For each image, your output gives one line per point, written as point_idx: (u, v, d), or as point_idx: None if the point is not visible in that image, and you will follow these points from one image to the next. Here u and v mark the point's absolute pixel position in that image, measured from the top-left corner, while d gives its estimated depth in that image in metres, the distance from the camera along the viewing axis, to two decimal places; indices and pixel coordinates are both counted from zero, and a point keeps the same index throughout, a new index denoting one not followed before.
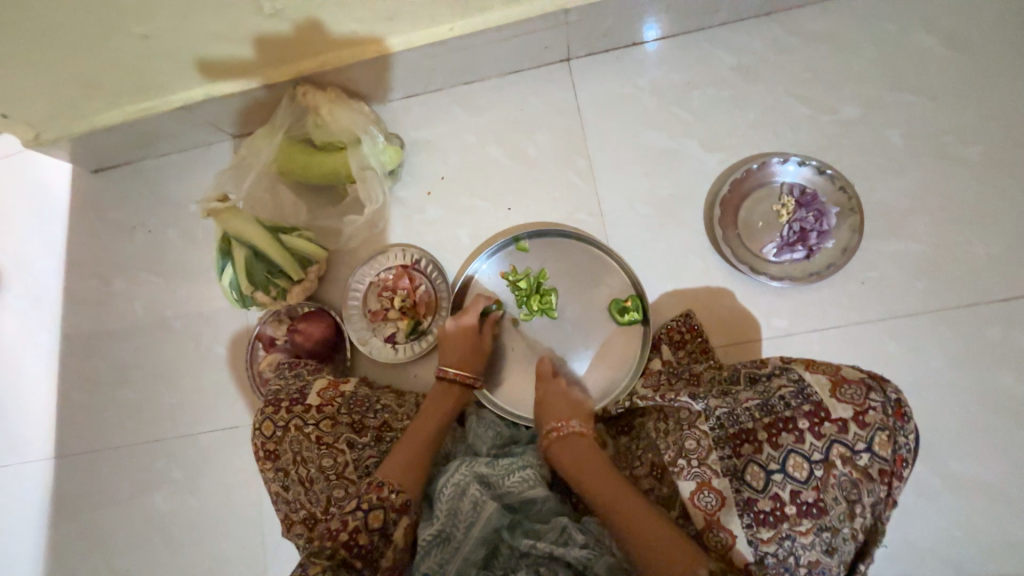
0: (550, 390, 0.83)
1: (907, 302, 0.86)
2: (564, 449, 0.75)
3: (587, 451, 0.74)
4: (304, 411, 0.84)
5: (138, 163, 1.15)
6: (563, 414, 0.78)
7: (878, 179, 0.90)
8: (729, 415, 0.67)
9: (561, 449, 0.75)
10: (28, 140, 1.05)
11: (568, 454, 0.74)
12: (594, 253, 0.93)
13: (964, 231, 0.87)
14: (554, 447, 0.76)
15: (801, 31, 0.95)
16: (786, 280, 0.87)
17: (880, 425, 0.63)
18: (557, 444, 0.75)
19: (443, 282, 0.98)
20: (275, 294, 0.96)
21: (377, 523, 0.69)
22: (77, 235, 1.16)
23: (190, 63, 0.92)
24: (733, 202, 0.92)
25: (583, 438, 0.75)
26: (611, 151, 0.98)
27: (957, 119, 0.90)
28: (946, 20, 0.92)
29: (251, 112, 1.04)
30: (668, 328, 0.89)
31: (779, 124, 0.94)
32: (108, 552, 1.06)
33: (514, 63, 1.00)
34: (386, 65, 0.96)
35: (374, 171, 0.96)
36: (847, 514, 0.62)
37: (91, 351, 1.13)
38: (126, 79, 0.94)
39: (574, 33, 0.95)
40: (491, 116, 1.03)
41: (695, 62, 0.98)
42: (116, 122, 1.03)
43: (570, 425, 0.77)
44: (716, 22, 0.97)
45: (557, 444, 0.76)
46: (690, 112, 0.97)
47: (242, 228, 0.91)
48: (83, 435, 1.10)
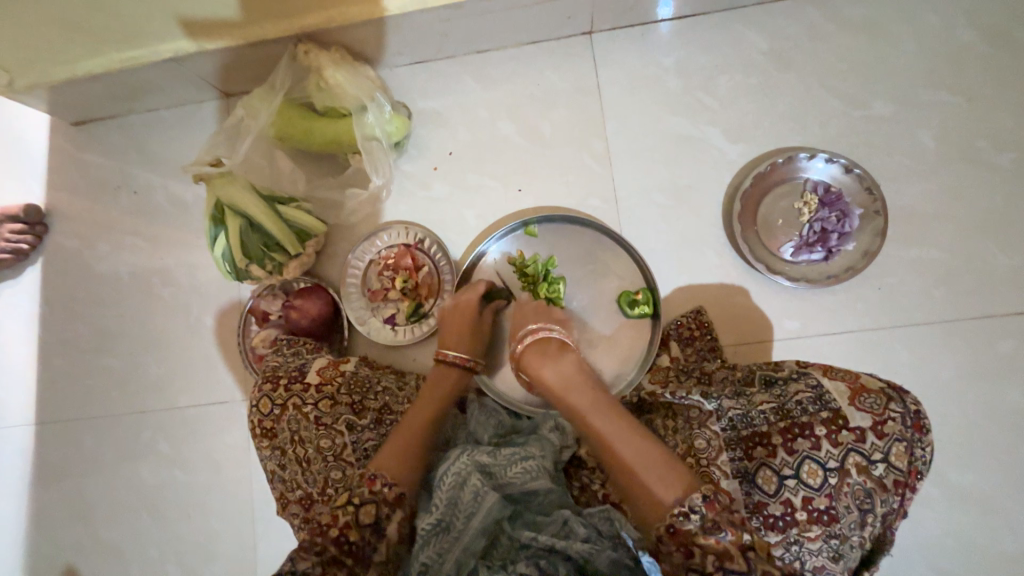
0: (530, 306, 0.84)
1: (923, 310, 0.84)
2: (546, 358, 0.74)
3: (569, 360, 0.74)
4: (303, 390, 0.82)
5: (123, 117, 1.08)
6: (543, 323, 0.79)
7: (905, 182, 0.87)
8: (742, 417, 0.66)
9: (545, 358, 0.74)
10: (2, 86, 0.96)
11: (549, 363, 0.74)
12: (608, 242, 0.89)
13: (987, 241, 0.85)
14: (534, 355, 0.75)
15: (839, 17, 0.90)
16: (802, 282, 0.84)
17: (898, 436, 0.62)
18: (538, 354, 0.75)
19: (446, 262, 0.94)
20: (271, 268, 0.92)
21: (368, 519, 0.67)
22: (56, 191, 1.09)
23: (181, 10, 0.84)
24: (755, 197, 0.88)
25: (566, 347, 0.76)
26: (630, 135, 0.93)
27: (992, 123, 0.87)
28: (992, 16, 0.88)
29: (248, 69, 0.96)
30: (678, 323, 0.86)
31: (809, 117, 0.89)
32: (94, 520, 1.04)
33: (532, 33, 0.94)
34: (397, 26, 0.88)
35: (378, 142, 0.90)
36: (858, 522, 0.61)
37: (73, 316, 1.08)
38: (111, 23, 0.85)
39: (599, 4, 0.88)
40: (506, 90, 0.96)
41: (724, 44, 0.92)
42: (100, 71, 0.94)
43: (553, 332, 0.77)
44: (749, 2, 0.91)
45: (533, 353, 0.75)
46: (717, 99, 0.92)
47: (236, 195, 0.86)
48: (66, 403, 1.07)
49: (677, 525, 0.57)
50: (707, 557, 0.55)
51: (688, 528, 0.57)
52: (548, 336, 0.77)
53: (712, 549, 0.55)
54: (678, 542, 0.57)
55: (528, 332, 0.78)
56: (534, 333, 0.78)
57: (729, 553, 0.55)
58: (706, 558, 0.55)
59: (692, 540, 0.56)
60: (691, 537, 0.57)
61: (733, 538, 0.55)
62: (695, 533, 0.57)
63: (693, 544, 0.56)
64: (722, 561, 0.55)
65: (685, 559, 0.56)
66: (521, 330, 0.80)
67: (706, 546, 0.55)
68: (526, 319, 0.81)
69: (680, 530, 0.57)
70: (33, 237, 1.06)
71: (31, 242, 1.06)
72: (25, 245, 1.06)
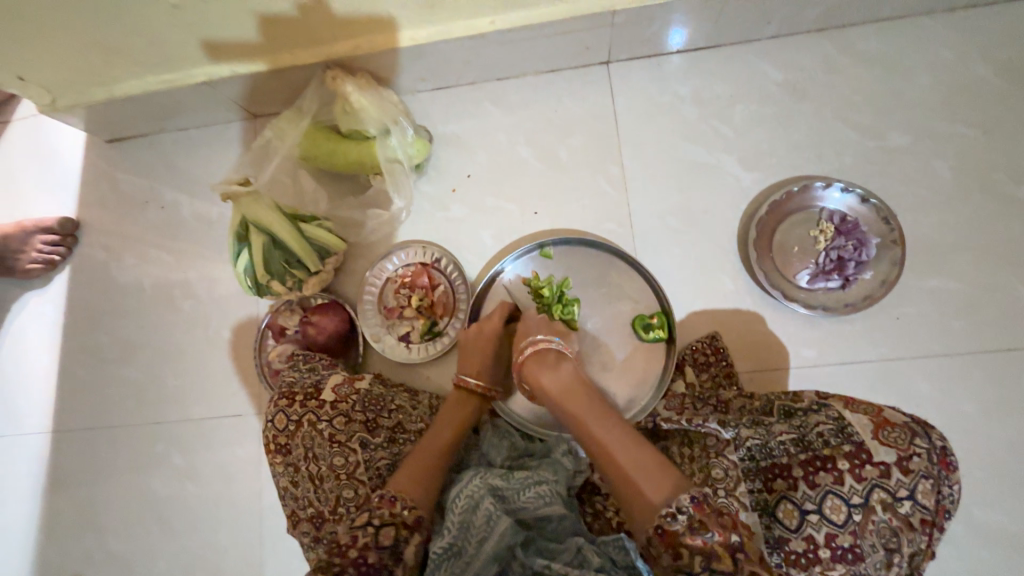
0: (533, 319, 0.83)
1: (943, 341, 0.83)
2: (544, 368, 0.75)
3: (569, 369, 0.75)
4: (318, 407, 0.82)
5: (155, 136, 1.12)
6: (545, 336, 0.78)
7: (922, 212, 0.87)
8: (761, 448, 0.65)
9: (545, 369, 0.74)
10: (43, 105, 1.01)
11: (549, 372, 0.74)
12: (623, 266, 0.90)
13: (1008, 273, 0.84)
14: (532, 365, 0.75)
15: (853, 50, 0.92)
16: (818, 309, 0.84)
17: (925, 473, 0.60)
18: (537, 364, 0.75)
19: (462, 282, 0.94)
20: (291, 284, 0.94)
21: (387, 541, 0.66)
22: (87, 205, 1.13)
23: (219, 39, 0.88)
24: (770, 224, 0.88)
25: (565, 357, 0.76)
26: (646, 161, 0.95)
27: (1010, 156, 0.87)
28: (1006, 51, 0.89)
29: (277, 92, 1.00)
30: (693, 348, 0.86)
31: (823, 146, 0.91)
32: (103, 530, 1.04)
33: (551, 62, 0.97)
34: (422, 54, 0.92)
35: (400, 165, 0.93)
36: (884, 562, 0.60)
37: (96, 325, 1.10)
38: (151, 48, 0.90)
39: (617, 35, 0.91)
40: (525, 115, 0.99)
41: (740, 75, 0.94)
42: (137, 92, 0.99)
43: (553, 343, 0.77)
44: (764, 36, 0.93)
45: (531, 362, 0.76)
46: (732, 127, 0.93)
47: (260, 213, 0.88)
48: (83, 412, 1.08)
49: (665, 526, 0.58)
50: (695, 557, 0.56)
51: (676, 528, 0.58)
52: (547, 348, 0.76)
53: (699, 549, 0.56)
54: (667, 543, 0.58)
55: (528, 342, 0.77)
56: (536, 344, 0.77)
57: (717, 554, 0.56)
58: (694, 558, 0.57)
59: (679, 542, 0.57)
60: (679, 538, 0.58)
61: (721, 539, 0.57)
62: (683, 534, 0.58)
63: (680, 544, 0.57)
64: (709, 561, 0.56)
65: (674, 559, 0.57)
66: (522, 341, 0.79)
67: (694, 547, 0.57)
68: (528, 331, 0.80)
69: (668, 531, 0.58)
70: (65, 247, 1.10)
71: (63, 251, 1.11)
72: (58, 255, 1.10)
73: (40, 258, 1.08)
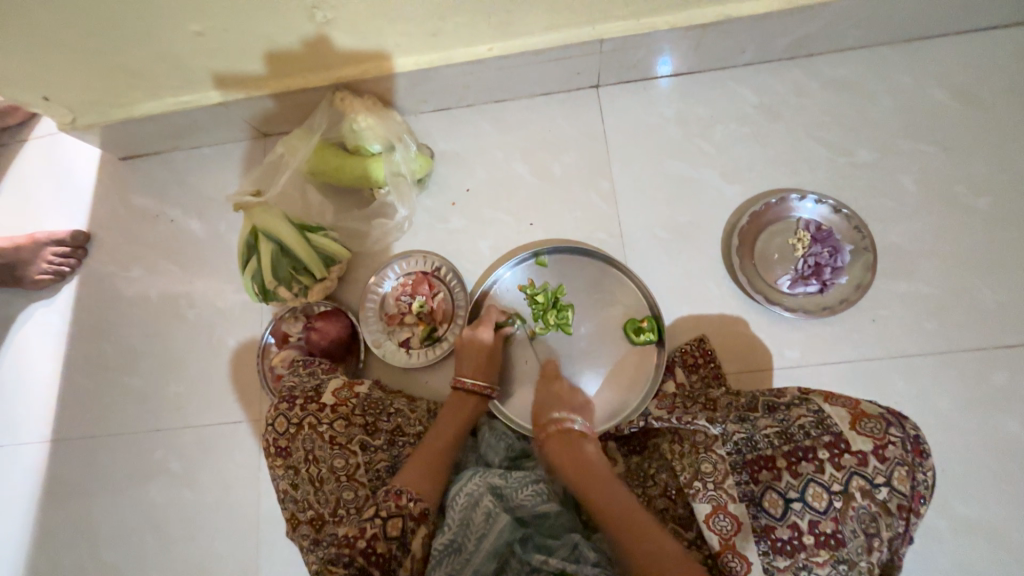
0: (552, 386, 0.88)
1: (917, 341, 0.88)
2: (565, 447, 0.79)
3: (590, 451, 0.78)
4: (318, 410, 0.84)
5: (168, 153, 1.18)
6: (568, 413, 0.83)
7: (891, 222, 0.93)
8: (747, 441, 0.68)
9: (564, 446, 0.79)
10: (64, 124, 1.07)
11: (570, 450, 0.78)
12: (614, 273, 0.95)
13: (973, 277, 0.90)
14: (554, 443, 0.80)
15: (821, 76, 1.00)
16: (799, 313, 0.89)
17: (900, 460, 0.64)
18: (558, 443, 0.79)
19: (461, 290, 0.99)
20: (297, 291, 0.98)
21: (395, 532, 0.70)
22: (99, 219, 1.17)
23: (236, 63, 0.94)
24: (751, 233, 0.94)
25: (586, 438, 0.80)
26: (634, 176, 1.01)
27: (968, 170, 0.94)
28: (960, 78, 0.97)
29: (288, 113, 1.07)
30: (682, 351, 0.90)
31: (797, 162, 0.98)
32: (96, 541, 1.04)
33: (545, 86, 1.04)
34: (425, 79, 0.99)
35: (404, 178, 0.99)
36: (864, 547, 0.63)
37: (101, 334, 1.12)
38: (172, 72, 0.96)
39: (606, 62, 0.99)
40: (521, 135, 1.06)
41: (719, 98, 1.02)
42: (155, 112, 1.05)
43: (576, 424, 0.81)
44: (739, 63, 1.02)
45: (556, 441, 0.80)
46: (713, 145, 1.00)
47: (271, 223, 0.92)
48: (83, 420, 1.09)
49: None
50: None
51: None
52: (569, 427, 0.81)
53: None
54: None
55: (553, 420, 0.82)
56: (559, 423, 0.82)
57: None
58: None
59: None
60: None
61: None
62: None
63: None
64: None
65: None
66: (546, 415, 0.84)
67: None
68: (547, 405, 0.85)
69: None
70: (71, 264, 1.14)
71: (67, 269, 1.13)
72: (60, 271, 1.13)
73: (42, 270, 1.12)
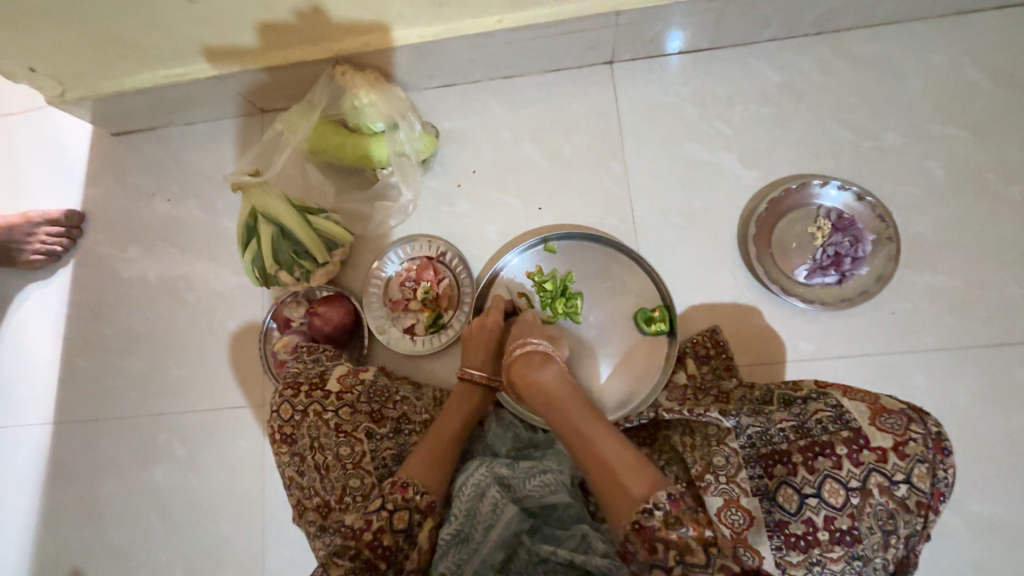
0: (528, 323, 0.86)
1: (936, 335, 0.86)
2: (529, 368, 0.75)
3: (553, 370, 0.75)
4: (323, 397, 0.83)
5: (162, 129, 1.13)
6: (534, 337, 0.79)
7: (916, 211, 0.89)
8: (761, 434, 0.67)
9: (526, 367, 0.75)
10: (53, 97, 1.02)
11: (532, 371, 0.74)
12: (625, 260, 0.92)
13: (998, 269, 0.86)
14: (518, 366, 0.76)
15: (849, 54, 0.95)
16: (816, 304, 0.86)
17: (920, 457, 0.62)
18: (522, 364, 0.76)
19: (467, 276, 0.96)
20: (299, 275, 0.96)
21: (401, 524, 0.68)
22: (93, 197, 1.14)
23: (230, 32, 0.89)
24: (769, 221, 0.91)
25: (551, 358, 0.76)
26: (648, 158, 0.97)
27: (1000, 156, 0.90)
28: (996, 57, 0.92)
29: (285, 87, 1.02)
30: (694, 342, 0.87)
31: (820, 146, 0.93)
32: (103, 521, 1.04)
33: (556, 62, 0.99)
34: (430, 52, 0.94)
35: (408, 159, 0.95)
36: (881, 544, 0.61)
37: (99, 316, 1.10)
38: (162, 41, 0.90)
39: (621, 36, 0.94)
40: (530, 113, 1.01)
41: (740, 76, 0.97)
42: (147, 85, 1.00)
43: (536, 345, 0.78)
44: (762, 39, 0.96)
45: (518, 362, 0.76)
46: (732, 127, 0.96)
47: (271, 204, 0.89)
48: (85, 403, 1.08)
49: (642, 521, 0.58)
50: (669, 551, 0.57)
51: (653, 524, 0.58)
52: (533, 349, 0.77)
53: (674, 543, 0.57)
54: (642, 538, 0.58)
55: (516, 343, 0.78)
56: (523, 346, 0.78)
57: (690, 548, 0.56)
58: (669, 552, 0.57)
59: (654, 536, 0.58)
60: (654, 533, 0.58)
61: (696, 533, 0.57)
62: (658, 529, 0.58)
63: (656, 538, 0.58)
64: (683, 556, 0.56)
65: (650, 555, 0.58)
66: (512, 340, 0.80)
67: (668, 541, 0.57)
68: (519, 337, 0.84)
69: (645, 526, 0.58)
70: (63, 246, 1.10)
71: (58, 250, 1.10)
72: (51, 251, 1.09)
73: (30, 246, 1.08)
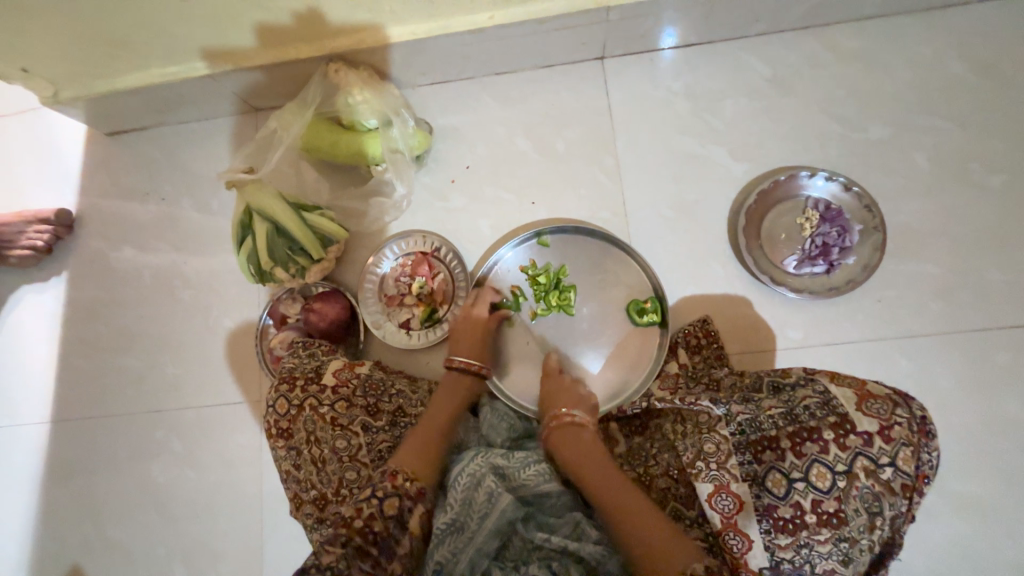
0: (557, 379, 0.86)
1: (922, 323, 0.87)
2: (567, 441, 0.75)
3: (592, 442, 0.75)
4: (319, 391, 0.84)
5: (155, 128, 1.13)
6: (569, 407, 0.80)
7: (902, 201, 0.91)
8: (751, 422, 0.68)
9: (564, 439, 0.76)
10: (46, 98, 1.02)
11: (572, 444, 0.75)
12: (617, 253, 0.93)
13: (982, 257, 0.88)
14: (556, 437, 0.76)
15: (836, 47, 0.96)
16: (805, 293, 0.87)
17: (905, 441, 0.64)
18: (561, 436, 0.76)
19: (461, 271, 0.97)
20: (293, 271, 0.95)
21: (392, 510, 0.68)
22: (88, 197, 1.14)
23: (224, 31, 0.89)
24: (758, 212, 0.92)
25: (587, 431, 0.76)
26: (638, 152, 0.98)
27: (984, 147, 0.91)
28: (980, 49, 0.94)
29: (279, 86, 1.02)
30: (685, 332, 0.88)
31: (808, 138, 0.95)
32: (101, 518, 1.05)
33: (548, 58, 1.00)
34: (422, 49, 0.95)
35: (401, 155, 0.96)
36: (867, 526, 0.63)
37: (95, 315, 1.11)
38: (157, 41, 0.91)
39: (612, 32, 0.95)
40: (522, 109, 1.02)
41: (729, 71, 0.98)
42: (142, 85, 1.00)
43: (576, 415, 0.78)
44: (751, 33, 0.97)
45: (558, 433, 0.77)
46: (721, 120, 0.97)
47: (267, 203, 0.90)
48: (82, 401, 1.08)
49: None
50: None
51: None
52: (569, 420, 0.77)
53: None
54: None
55: (553, 414, 0.79)
56: (559, 416, 0.78)
57: None
58: None
59: None
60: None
61: None
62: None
63: None
64: None
65: None
66: (548, 410, 0.81)
67: None
68: (555, 400, 0.82)
69: None
70: (43, 244, 1.09)
71: (38, 247, 1.09)
72: (31, 246, 1.09)
73: (15, 239, 1.08)
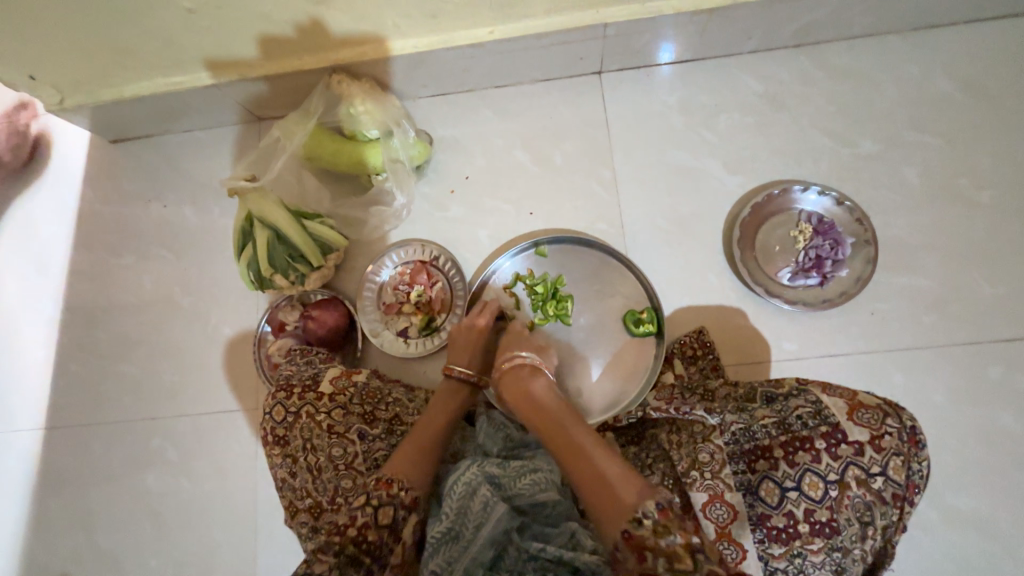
0: (517, 332, 0.88)
1: (915, 335, 0.88)
2: (519, 381, 0.80)
3: (541, 382, 0.80)
4: (316, 399, 0.84)
5: (159, 136, 1.15)
6: (523, 351, 0.85)
7: (894, 215, 0.93)
8: (745, 432, 0.68)
9: (516, 379, 0.81)
10: (52, 105, 1.03)
11: (522, 386, 0.79)
12: (614, 263, 0.94)
13: (972, 271, 0.90)
14: (509, 379, 0.81)
15: (827, 65, 0.99)
16: (799, 305, 0.88)
17: (895, 450, 0.65)
18: (512, 378, 0.81)
19: (460, 280, 0.98)
20: (293, 279, 0.96)
21: (386, 519, 0.69)
22: (89, 203, 1.15)
23: (229, 42, 0.91)
24: (752, 225, 0.94)
25: (538, 372, 0.81)
26: (635, 165, 1.00)
27: (972, 164, 0.93)
28: (967, 68, 0.96)
29: (281, 96, 1.04)
30: (681, 342, 0.89)
31: (801, 153, 0.97)
32: (93, 527, 1.04)
33: (546, 71, 1.02)
34: (423, 62, 0.96)
35: (402, 165, 0.97)
36: (859, 535, 0.64)
37: (94, 322, 1.11)
38: (163, 51, 0.93)
39: (609, 47, 0.97)
40: (521, 121, 1.04)
41: (723, 86, 1.00)
42: (147, 93, 1.01)
43: (527, 359, 0.83)
44: (744, 50, 1.00)
45: (510, 377, 0.81)
46: (716, 134, 0.99)
47: (269, 211, 0.91)
48: (77, 407, 1.08)
49: (631, 530, 0.60)
50: (658, 558, 0.58)
51: (642, 533, 0.60)
52: (521, 362, 0.82)
53: (662, 550, 0.58)
54: (633, 545, 0.60)
55: (506, 358, 0.84)
56: (513, 359, 0.83)
57: (678, 554, 0.58)
58: (657, 559, 0.58)
59: (643, 545, 0.59)
60: (644, 540, 0.60)
61: (683, 540, 0.58)
62: (648, 537, 0.59)
63: (646, 547, 0.59)
64: (672, 563, 0.58)
65: (639, 562, 0.59)
66: (502, 355, 0.86)
67: (658, 549, 0.59)
68: (510, 346, 0.86)
69: (635, 535, 0.60)
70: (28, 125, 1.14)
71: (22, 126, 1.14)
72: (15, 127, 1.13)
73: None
